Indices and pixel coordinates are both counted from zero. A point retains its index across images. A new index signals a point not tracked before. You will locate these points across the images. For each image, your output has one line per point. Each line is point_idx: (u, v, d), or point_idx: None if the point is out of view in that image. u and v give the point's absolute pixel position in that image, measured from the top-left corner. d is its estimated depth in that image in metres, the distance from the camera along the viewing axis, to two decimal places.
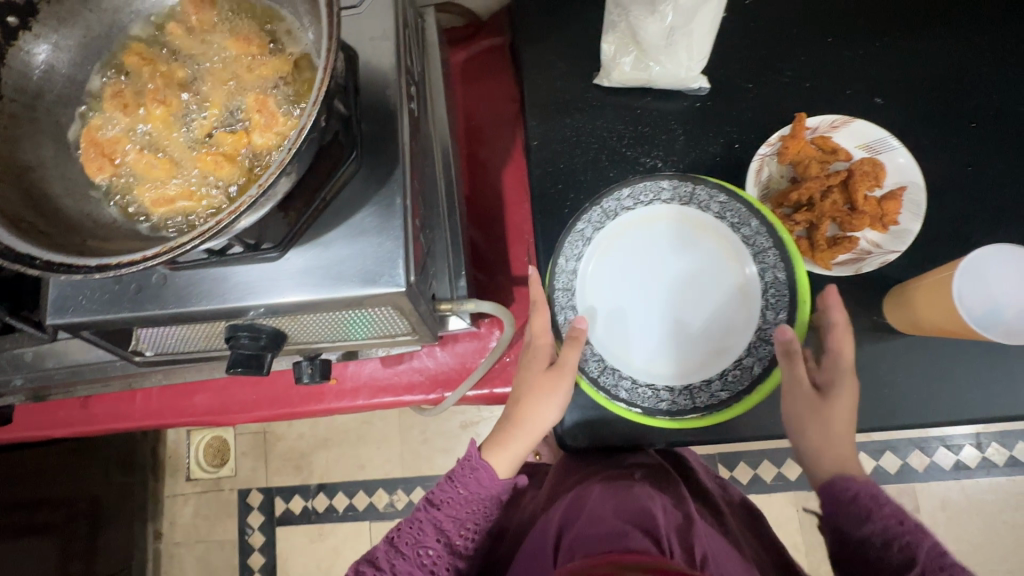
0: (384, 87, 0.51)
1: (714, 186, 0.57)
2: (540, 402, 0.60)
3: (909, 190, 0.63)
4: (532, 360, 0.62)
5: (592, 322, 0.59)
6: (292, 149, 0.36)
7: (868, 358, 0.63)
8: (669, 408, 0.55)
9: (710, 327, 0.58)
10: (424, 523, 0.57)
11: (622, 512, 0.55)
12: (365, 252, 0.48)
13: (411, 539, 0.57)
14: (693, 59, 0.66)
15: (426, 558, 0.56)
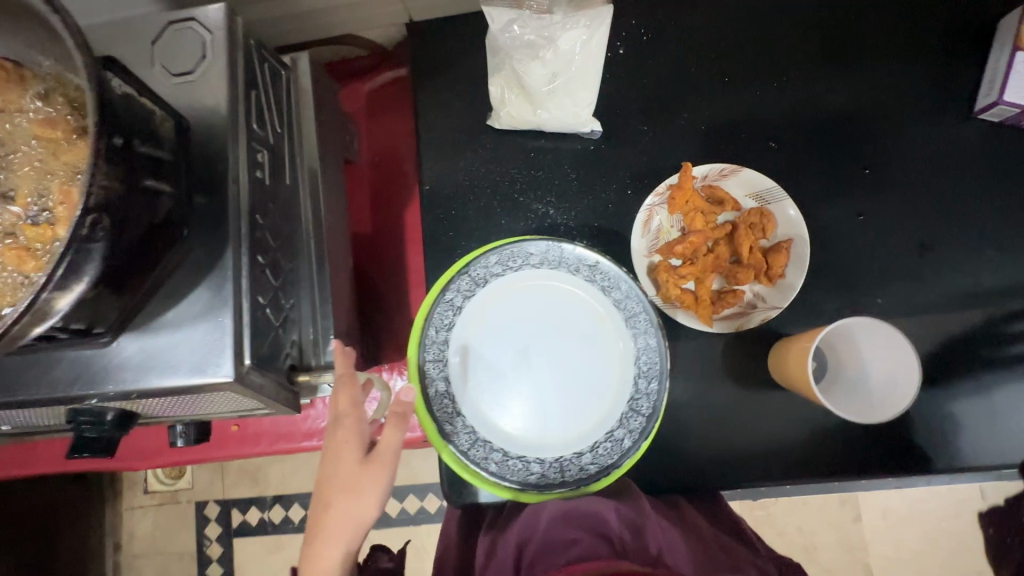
0: (217, 159, 0.48)
1: (583, 248, 0.53)
2: (367, 495, 0.47)
3: (796, 244, 0.62)
4: (344, 441, 0.49)
5: (465, 397, 0.54)
6: (56, 266, 0.34)
7: (751, 417, 0.62)
8: (537, 480, 0.52)
9: (590, 396, 0.53)
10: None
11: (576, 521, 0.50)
12: (197, 339, 0.46)
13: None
14: (578, 105, 0.64)
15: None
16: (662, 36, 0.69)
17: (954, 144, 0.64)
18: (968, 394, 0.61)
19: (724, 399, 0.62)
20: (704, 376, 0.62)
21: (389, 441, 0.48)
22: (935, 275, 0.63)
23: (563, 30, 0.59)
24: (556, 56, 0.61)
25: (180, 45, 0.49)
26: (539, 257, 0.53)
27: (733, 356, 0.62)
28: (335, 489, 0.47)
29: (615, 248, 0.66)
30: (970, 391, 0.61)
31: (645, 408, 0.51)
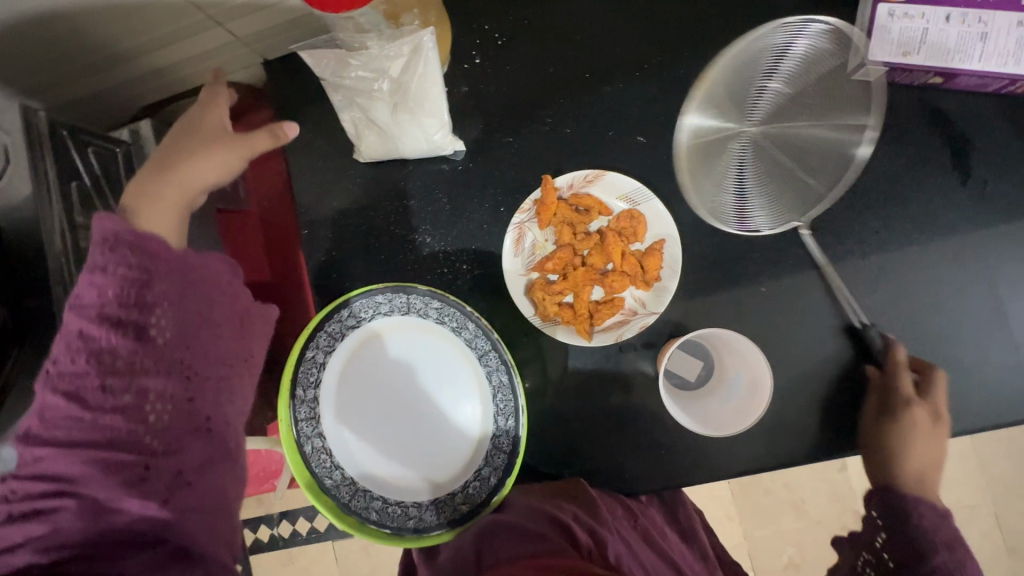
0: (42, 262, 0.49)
1: (427, 291, 0.53)
2: (224, 160, 0.53)
3: (668, 244, 0.60)
4: (201, 133, 0.53)
5: (342, 448, 0.54)
6: None
7: (644, 427, 0.60)
8: (416, 524, 0.53)
9: (457, 435, 0.56)
10: (82, 337, 0.40)
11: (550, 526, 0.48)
12: None
13: (73, 377, 0.39)
14: (430, 131, 0.61)
15: (89, 371, 0.39)
16: (517, 38, 0.66)
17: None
18: (855, 374, 0.59)
19: (617, 411, 0.61)
20: (595, 390, 0.61)
21: (260, 147, 0.54)
22: (820, 253, 0.60)
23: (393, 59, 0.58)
24: (394, 84, 0.59)
25: None
26: (390, 305, 0.53)
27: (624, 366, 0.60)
28: (184, 156, 0.52)
29: (494, 269, 0.65)
30: (866, 370, 0.59)
31: (506, 444, 0.53)
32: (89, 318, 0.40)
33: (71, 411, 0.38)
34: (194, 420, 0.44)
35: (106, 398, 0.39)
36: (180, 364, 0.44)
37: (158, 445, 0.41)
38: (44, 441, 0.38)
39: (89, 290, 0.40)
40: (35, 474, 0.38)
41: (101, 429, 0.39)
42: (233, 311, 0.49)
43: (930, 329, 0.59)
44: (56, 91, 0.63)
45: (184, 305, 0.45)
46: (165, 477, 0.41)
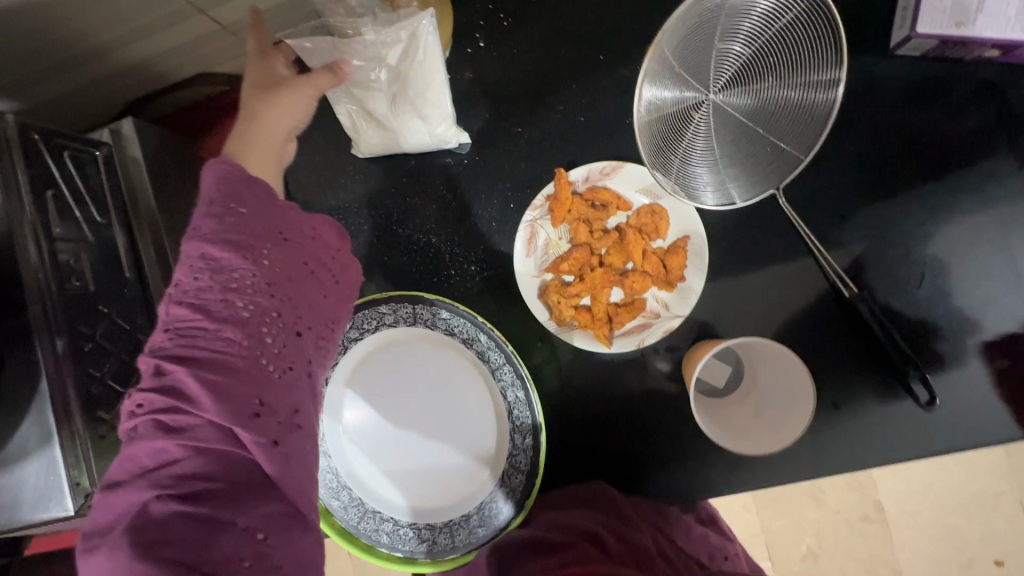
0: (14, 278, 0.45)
1: (434, 301, 0.49)
2: (283, 104, 0.48)
3: (692, 241, 0.56)
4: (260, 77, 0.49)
5: (351, 463, 0.51)
6: None
7: (668, 437, 0.57)
8: (429, 548, 0.50)
9: (476, 449, 0.51)
10: (213, 251, 0.37)
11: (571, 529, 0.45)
12: (36, 475, 0.44)
13: (200, 291, 0.36)
14: (433, 121, 0.56)
15: (237, 293, 0.36)
16: (524, 18, 0.60)
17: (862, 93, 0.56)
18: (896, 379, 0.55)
19: (641, 420, 0.57)
20: (618, 399, 0.57)
21: (318, 85, 0.49)
22: (859, 246, 0.56)
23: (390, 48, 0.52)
24: (391, 73, 0.54)
25: None
26: (395, 316, 0.50)
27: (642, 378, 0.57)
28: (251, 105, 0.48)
29: (505, 270, 0.61)
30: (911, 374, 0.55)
31: (524, 465, 0.49)
32: (217, 241, 0.37)
33: (189, 326, 0.35)
34: (299, 357, 0.38)
35: (233, 312, 0.36)
36: (280, 292, 0.38)
37: (270, 373, 0.36)
38: (174, 353, 0.35)
39: (212, 211, 0.37)
40: (160, 395, 0.34)
41: (207, 352, 0.35)
42: (331, 263, 0.43)
43: (982, 325, 0.55)
44: (32, 90, 0.58)
45: (293, 248, 0.40)
46: (281, 414, 0.36)
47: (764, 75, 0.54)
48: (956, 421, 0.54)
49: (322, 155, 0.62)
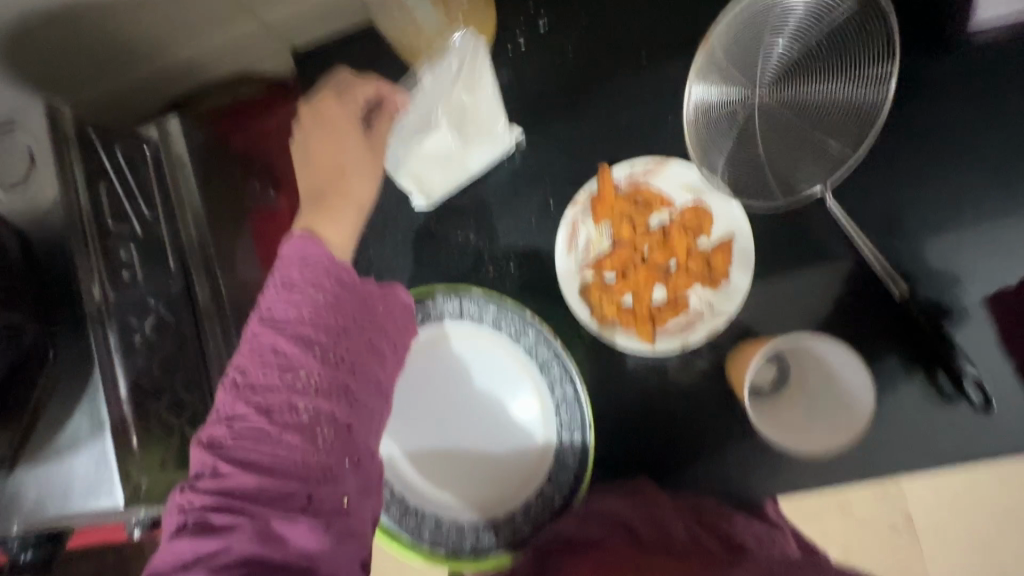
0: (68, 272, 0.45)
1: (481, 295, 0.50)
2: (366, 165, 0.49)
3: (738, 240, 0.55)
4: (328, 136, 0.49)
5: (395, 460, 0.51)
6: None
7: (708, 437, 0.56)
8: (472, 546, 0.49)
9: (512, 460, 0.51)
10: (278, 342, 0.39)
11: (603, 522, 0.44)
12: (87, 466, 0.45)
13: (265, 381, 0.39)
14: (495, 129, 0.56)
15: (302, 384, 0.39)
16: (566, 16, 0.60)
17: (907, 92, 0.56)
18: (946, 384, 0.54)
19: (683, 421, 0.56)
20: (659, 399, 0.56)
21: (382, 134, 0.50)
22: (906, 247, 0.55)
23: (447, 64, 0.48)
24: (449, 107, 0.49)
25: (9, 156, 0.46)
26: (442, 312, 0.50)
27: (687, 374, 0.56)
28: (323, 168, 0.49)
29: (544, 269, 0.60)
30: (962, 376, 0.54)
31: (572, 462, 0.49)
32: (283, 335, 0.39)
33: (253, 415, 0.38)
34: (345, 452, 0.40)
35: (295, 402, 0.38)
36: (339, 384, 0.40)
37: (323, 468, 0.39)
38: (231, 451, 0.37)
39: (279, 302, 0.40)
40: (219, 488, 0.37)
41: (263, 447, 0.38)
42: (385, 344, 0.45)
43: None
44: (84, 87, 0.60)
45: (355, 332, 0.42)
46: (325, 511, 0.38)
47: (815, 71, 0.53)
48: (1011, 426, 0.53)
49: None
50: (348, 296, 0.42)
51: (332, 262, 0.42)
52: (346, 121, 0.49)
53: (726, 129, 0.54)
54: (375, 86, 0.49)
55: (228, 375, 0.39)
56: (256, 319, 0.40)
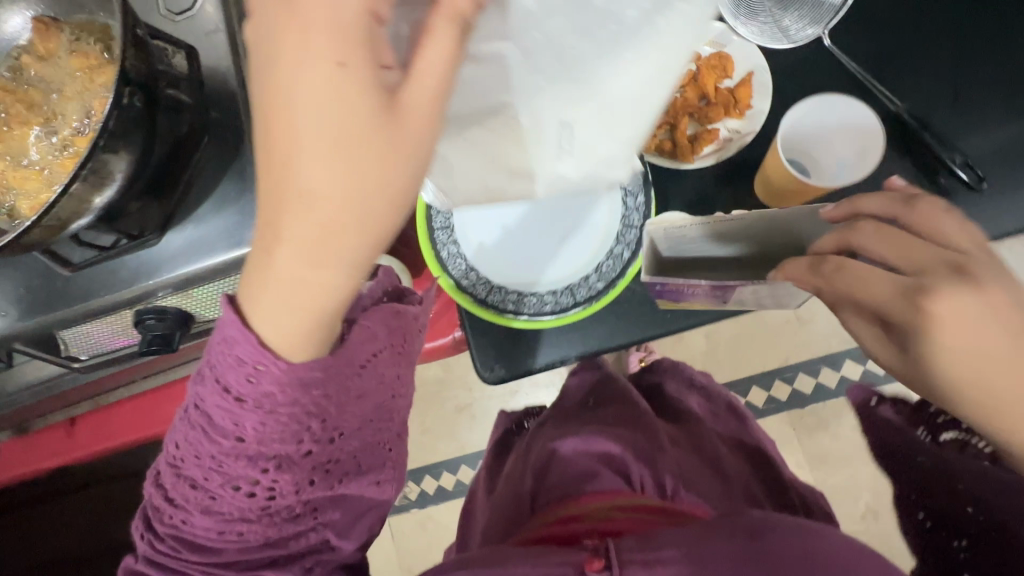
0: (224, 76, 0.56)
1: None
2: (377, 198, 0.30)
3: (757, 74, 0.66)
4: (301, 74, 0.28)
5: (478, 249, 0.60)
6: (103, 124, 0.40)
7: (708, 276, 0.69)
8: (553, 309, 0.59)
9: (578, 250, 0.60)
10: (217, 453, 0.36)
11: (592, 454, 0.60)
12: (229, 219, 0.53)
13: (209, 475, 0.37)
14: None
15: (248, 489, 0.37)
16: None
17: None
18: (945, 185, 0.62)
19: None
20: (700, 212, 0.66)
21: (395, 147, 0.29)
22: (904, 75, 0.65)
23: (553, 91, 0.32)
24: None
25: None
26: None
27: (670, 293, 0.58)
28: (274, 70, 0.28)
29: None
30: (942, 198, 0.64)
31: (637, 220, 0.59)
32: (219, 409, 0.35)
33: (194, 509, 0.37)
34: (322, 486, 0.40)
35: (244, 504, 0.37)
36: (294, 436, 0.37)
37: (290, 517, 0.39)
38: (182, 535, 0.38)
39: (238, 378, 0.34)
40: (169, 563, 0.38)
41: (220, 519, 0.37)
42: (352, 386, 0.39)
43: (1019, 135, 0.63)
44: None
45: (317, 382, 0.36)
46: (308, 543, 0.41)
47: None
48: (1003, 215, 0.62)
49: None
50: (292, 382, 0.35)
51: (261, 348, 0.34)
52: (359, 122, 0.28)
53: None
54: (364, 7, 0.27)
55: (171, 452, 0.37)
56: (190, 404, 0.36)
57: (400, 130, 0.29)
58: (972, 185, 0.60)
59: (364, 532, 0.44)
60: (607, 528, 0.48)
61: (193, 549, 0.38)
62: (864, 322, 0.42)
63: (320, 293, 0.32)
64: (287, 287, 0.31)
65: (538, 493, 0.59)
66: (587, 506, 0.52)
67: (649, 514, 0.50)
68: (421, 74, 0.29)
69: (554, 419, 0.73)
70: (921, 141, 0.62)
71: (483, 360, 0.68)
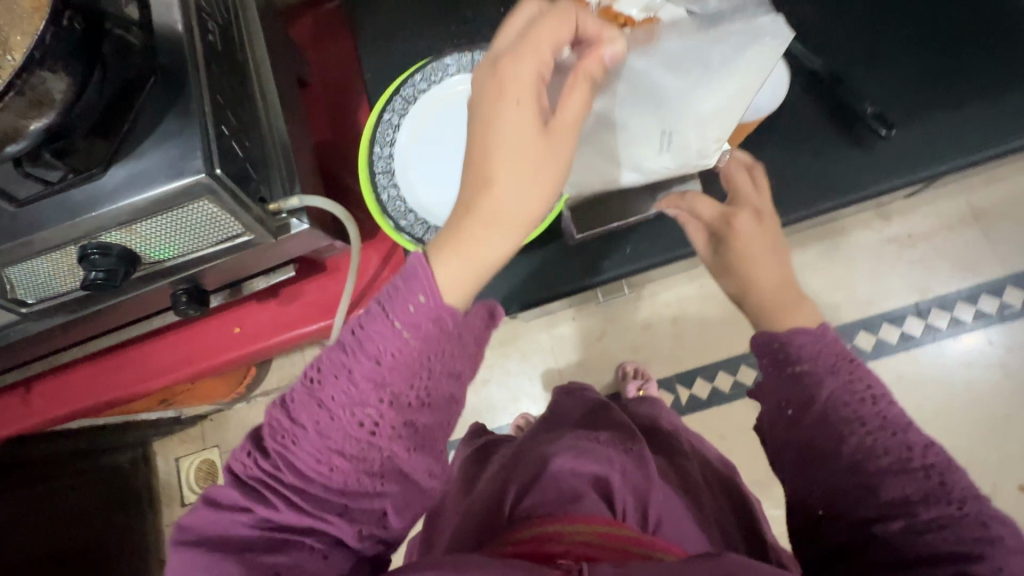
0: (173, 24, 0.59)
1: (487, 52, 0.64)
2: (540, 188, 0.46)
3: None
4: (513, 99, 0.44)
5: (417, 193, 0.63)
6: (39, 38, 0.43)
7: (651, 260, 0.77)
8: None
9: None
10: (356, 373, 0.44)
11: (583, 472, 0.63)
12: (170, 152, 0.56)
13: (338, 395, 0.44)
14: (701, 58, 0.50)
15: (365, 418, 0.44)
16: None
17: None
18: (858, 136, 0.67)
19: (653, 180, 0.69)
20: None
21: (555, 163, 0.45)
22: (820, 37, 0.69)
23: (632, 105, 0.53)
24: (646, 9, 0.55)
25: None
26: (455, 64, 0.63)
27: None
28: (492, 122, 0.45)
29: None
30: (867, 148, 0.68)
31: None
32: (363, 352, 0.44)
33: (312, 428, 0.44)
34: (400, 450, 0.46)
35: (354, 430, 0.44)
36: (405, 399, 0.45)
37: (381, 471, 0.46)
38: (279, 454, 0.45)
39: (403, 305, 0.43)
40: (280, 469, 0.45)
41: (344, 438, 0.44)
42: (446, 359, 0.46)
43: (926, 89, 0.67)
44: None
45: (422, 342, 0.45)
46: (368, 512, 0.46)
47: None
48: (914, 163, 0.66)
49: (394, 18, 0.81)
50: (437, 339, 0.45)
51: (429, 299, 0.44)
52: (532, 138, 0.45)
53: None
54: (549, 43, 0.45)
55: (312, 370, 0.45)
56: (349, 329, 0.45)
57: (556, 144, 0.46)
58: (882, 133, 0.65)
59: (409, 518, 0.49)
60: (584, 553, 0.51)
61: (295, 470, 0.45)
62: (696, 231, 0.67)
63: (489, 256, 0.46)
64: (458, 263, 0.45)
65: (515, 504, 0.62)
66: (565, 526, 0.54)
67: (623, 543, 0.53)
68: (567, 103, 0.47)
69: (537, 439, 0.76)
70: (835, 94, 0.67)
71: None
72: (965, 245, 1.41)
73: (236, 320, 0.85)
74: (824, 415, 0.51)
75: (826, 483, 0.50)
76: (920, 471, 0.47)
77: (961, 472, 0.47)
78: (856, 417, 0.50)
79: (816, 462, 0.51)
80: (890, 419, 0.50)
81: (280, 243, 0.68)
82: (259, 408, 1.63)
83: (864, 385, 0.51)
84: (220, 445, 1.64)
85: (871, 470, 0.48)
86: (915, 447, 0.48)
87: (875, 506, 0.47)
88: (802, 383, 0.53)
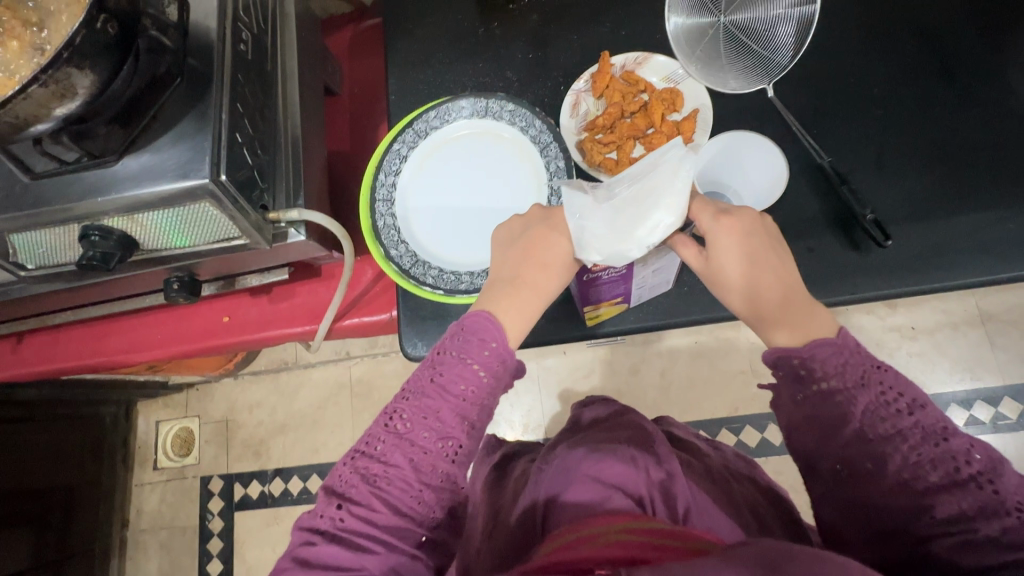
0: (207, 27, 0.61)
1: (502, 99, 0.66)
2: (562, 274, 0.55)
3: (702, 111, 0.70)
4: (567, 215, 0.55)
5: (411, 225, 0.65)
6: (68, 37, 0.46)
7: (681, 298, 0.71)
8: (467, 287, 0.62)
9: None
10: (443, 411, 0.50)
11: (607, 472, 0.53)
12: (183, 152, 0.58)
13: (426, 432, 0.50)
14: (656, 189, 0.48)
15: (448, 449, 0.50)
16: None
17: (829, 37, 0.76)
18: (855, 236, 0.67)
19: None
20: None
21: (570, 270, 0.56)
22: (830, 134, 0.71)
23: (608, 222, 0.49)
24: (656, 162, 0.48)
25: None
26: (468, 109, 0.66)
27: (590, 291, 0.59)
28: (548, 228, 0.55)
29: None
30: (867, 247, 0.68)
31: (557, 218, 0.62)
32: (448, 393, 0.51)
33: (406, 465, 0.49)
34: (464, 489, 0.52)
35: (442, 464, 0.50)
36: (479, 434, 0.53)
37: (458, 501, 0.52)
38: (364, 492, 0.48)
39: (477, 346, 0.52)
40: (365, 518, 0.47)
41: (432, 476, 0.50)
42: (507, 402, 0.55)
43: (928, 201, 0.68)
44: None
45: (498, 385, 0.53)
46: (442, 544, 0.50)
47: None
48: (907, 272, 0.66)
49: (424, 44, 0.83)
50: (499, 380, 0.53)
51: (503, 346, 0.53)
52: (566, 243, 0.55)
53: (697, 37, 0.74)
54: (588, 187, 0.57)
55: (393, 417, 0.51)
56: (431, 376, 0.52)
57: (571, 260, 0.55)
58: (880, 242, 0.64)
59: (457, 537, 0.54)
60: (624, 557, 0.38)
61: (387, 511, 0.48)
62: (689, 251, 0.55)
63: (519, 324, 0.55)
64: (512, 310, 0.54)
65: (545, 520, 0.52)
66: (597, 527, 0.42)
67: (654, 537, 0.40)
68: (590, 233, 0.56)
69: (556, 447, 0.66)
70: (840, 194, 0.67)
71: (406, 336, 0.70)
72: (966, 346, 1.37)
73: (227, 309, 0.87)
74: (863, 434, 0.48)
75: (873, 505, 0.48)
76: (972, 483, 0.45)
77: (1008, 475, 0.45)
78: (897, 432, 0.48)
79: (857, 484, 0.49)
80: (929, 429, 0.47)
81: (275, 249, 0.71)
82: (243, 387, 1.65)
83: (896, 394, 0.49)
84: (200, 416, 1.66)
85: (922, 488, 0.46)
86: (961, 457, 0.46)
87: (930, 524, 0.45)
88: (832, 402, 0.50)
